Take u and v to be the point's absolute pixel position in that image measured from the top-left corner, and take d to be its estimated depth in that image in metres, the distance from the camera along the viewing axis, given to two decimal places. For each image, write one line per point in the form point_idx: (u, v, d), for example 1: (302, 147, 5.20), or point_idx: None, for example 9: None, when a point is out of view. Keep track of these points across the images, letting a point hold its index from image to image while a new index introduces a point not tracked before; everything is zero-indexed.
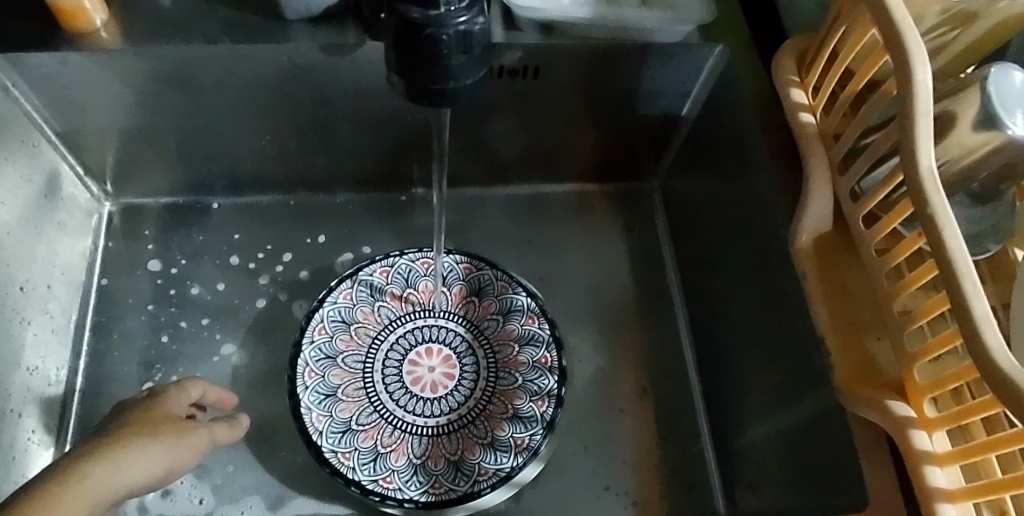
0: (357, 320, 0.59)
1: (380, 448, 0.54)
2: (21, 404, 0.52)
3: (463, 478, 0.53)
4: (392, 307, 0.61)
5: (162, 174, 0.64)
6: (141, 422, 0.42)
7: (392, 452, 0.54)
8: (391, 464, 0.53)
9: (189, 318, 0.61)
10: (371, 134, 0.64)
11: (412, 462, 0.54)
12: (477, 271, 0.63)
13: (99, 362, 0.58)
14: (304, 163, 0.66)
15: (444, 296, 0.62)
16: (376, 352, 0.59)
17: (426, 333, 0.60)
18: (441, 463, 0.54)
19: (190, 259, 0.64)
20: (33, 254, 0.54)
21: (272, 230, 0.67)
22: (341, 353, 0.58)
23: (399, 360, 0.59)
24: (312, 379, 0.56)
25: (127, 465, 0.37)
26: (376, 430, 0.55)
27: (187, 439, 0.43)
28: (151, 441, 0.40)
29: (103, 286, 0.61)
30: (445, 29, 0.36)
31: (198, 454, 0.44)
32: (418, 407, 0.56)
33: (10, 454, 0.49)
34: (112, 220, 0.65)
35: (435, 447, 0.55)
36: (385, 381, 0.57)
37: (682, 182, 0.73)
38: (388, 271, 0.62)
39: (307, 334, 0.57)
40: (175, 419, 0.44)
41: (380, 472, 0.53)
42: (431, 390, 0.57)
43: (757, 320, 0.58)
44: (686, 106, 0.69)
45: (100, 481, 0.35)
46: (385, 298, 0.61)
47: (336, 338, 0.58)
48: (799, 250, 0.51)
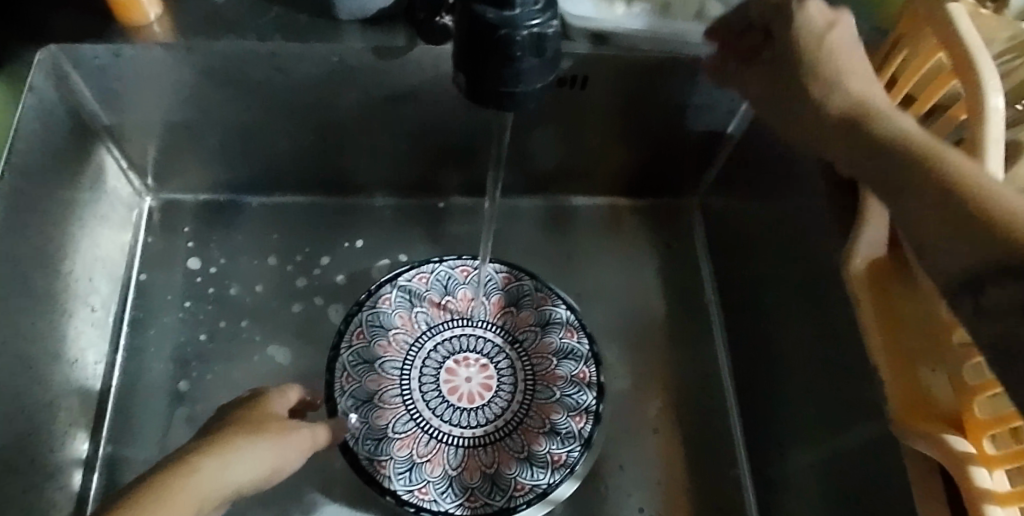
0: (394, 326, 0.59)
1: (416, 457, 0.53)
2: (64, 399, 0.51)
3: (499, 493, 0.52)
4: (429, 314, 0.60)
5: (204, 171, 0.64)
6: (242, 423, 0.41)
7: (427, 463, 0.53)
8: (427, 475, 0.52)
9: (226, 317, 0.61)
10: (414, 139, 0.63)
11: (447, 473, 0.53)
12: (516, 282, 0.62)
13: (136, 358, 0.58)
14: (343, 166, 0.65)
15: (482, 305, 0.61)
16: (413, 359, 0.58)
17: (464, 342, 0.59)
18: (477, 476, 0.53)
19: (228, 258, 0.64)
20: (77, 244, 0.54)
21: (310, 232, 0.66)
22: (379, 359, 0.57)
23: (435, 368, 0.58)
24: (350, 384, 0.55)
25: (230, 464, 0.37)
26: (412, 439, 0.54)
27: (288, 437, 0.42)
28: (254, 442, 0.39)
29: (142, 280, 0.61)
30: (519, 31, 0.36)
31: (302, 454, 0.44)
32: (456, 417, 0.56)
33: (48, 447, 0.49)
34: (151, 215, 0.65)
35: (471, 459, 0.54)
36: (422, 389, 0.56)
37: (723, 200, 0.72)
38: (427, 278, 0.61)
39: (345, 338, 0.57)
40: (276, 419, 0.43)
41: (416, 482, 0.52)
42: (468, 400, 0.56)
43: (800, 345, 0.57)
44: (731, 124, 0.68)
45: (201, 481, 0.34)
46: (423, 304, 0.60)
47: (374, 342, 0.57)
48: (852, 274, 0.50)
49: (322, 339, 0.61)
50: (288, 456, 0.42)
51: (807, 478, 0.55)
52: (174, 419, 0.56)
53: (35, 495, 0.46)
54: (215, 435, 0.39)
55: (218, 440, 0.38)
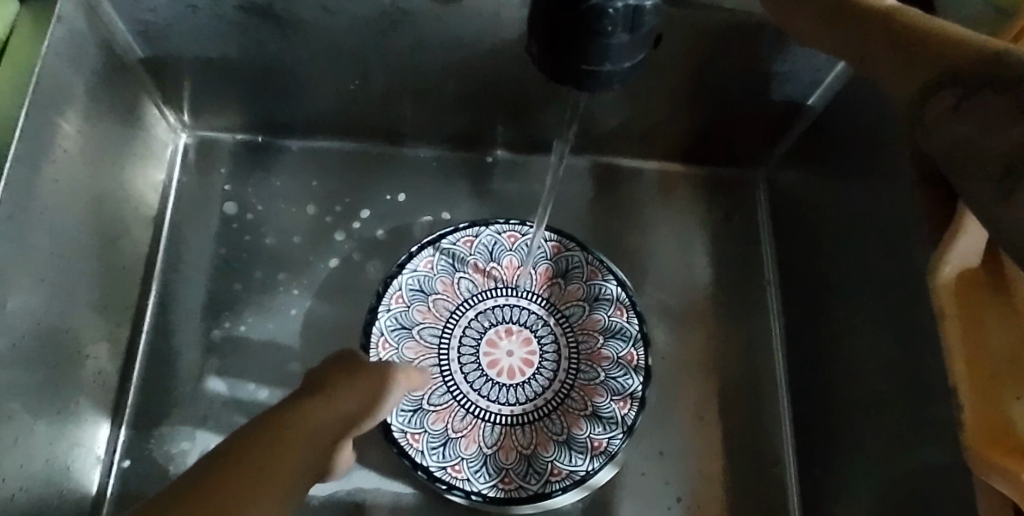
0: (435, 291, 0.56)
1: (451, 432, 0.51)
2: (96, 345, 0.50)
3: (534, 476, 0.51)
4: (472, 280, 0.57)
5: (240, 109, 0.60)
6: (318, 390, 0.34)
7: (462, 439, 0.51)
8: (461, 452, 0.51)
9: (261, 267, 0.59)
10: (465, 92, 0.58)
11: (483, 450, 0.51)
12: (565, 253, 0.59)
13: (170, 304, 0.57)
14: (388, 114, 0.60)
15: (528, 275, 0.58)
16: (453, 328, 0.55)
17: (507, 313, 0.57)
18: (512, 456, 0.51)
19: (265, 204, 0.61)
20: (107, 186, 0.52)
21: (350, 181, 0.63)
22: (417, 325, 0.55)
23: (475, 339, 0.55)
24: (386, 350, 0.53)
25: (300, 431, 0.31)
26: (448, 412, 0.52)
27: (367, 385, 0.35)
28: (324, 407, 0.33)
29: (176, 222, 0.60)
30: (614, 2, 0.30)
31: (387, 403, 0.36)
32: (494, 393, 0.54)
33: (77, 397, 0.48)
34: (187, 152, 0.62)
35: (508, 438, 0.52)
36: (460, 361, 0.54)
37: (792, 177, 0.66)
38: (472, 242, 0.58)
39: (384, 301, 0.54)
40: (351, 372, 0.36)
41: (449, 459, 0.50)
42: (508, 376, 0.54)
43: (865, 349, 0.53)
44: (814, 95, 0.60)
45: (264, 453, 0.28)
46: (466, 269, 0.57)
47: (413, 307, 0.55)
48: (938, 284, 0.44)
49: (357, 296, 0.59)
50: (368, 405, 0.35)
51: (854, 489, 0.52)
52: (207, 367, 0.55)
53: (61, 446, 0.46)
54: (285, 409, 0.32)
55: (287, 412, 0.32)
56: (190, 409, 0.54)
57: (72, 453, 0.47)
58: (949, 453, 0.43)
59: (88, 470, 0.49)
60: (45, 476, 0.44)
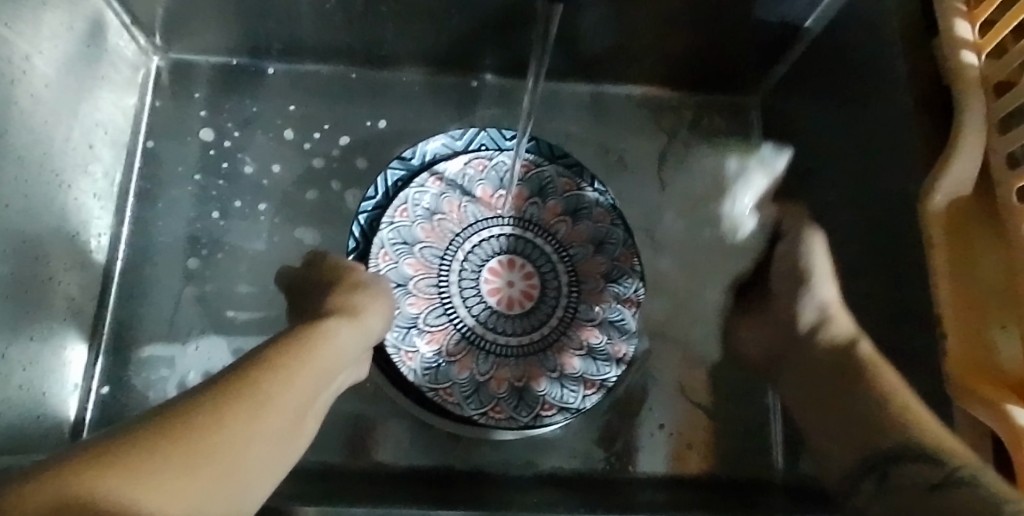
0: (440, 212, 0.55)
1: (444, 355, 0.52)
2: (66, 273, 0.49)
3: (524, 409, 0.51)
4: (478, 206, 0.56)
5: (212, 30, 0.57)
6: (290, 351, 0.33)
7: (455, 364, 0.52)
8: (453, 376, 0.51)
9: (239, 195, 0.57)
10: (447, 13, 0.55)
11: (474, 378, 0.52)
12: (577, 190, 0.57)
13: (147, 232, 0.56)
14: (367, 35, 0.58)
15: (534, 207, 0.57)
16: (453, 255, 0.55)
17: (509, 243, 0.56)
18: (503, 387, 0.52)
19: (242, 130, 0.59)
20: (75, 111, 0.50)
21: (332, 106, 0.61)
22: (420, 243, 0.54)
23: (476, 269, 0.55)
24: (385, 263, 0.52)
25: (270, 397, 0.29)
26: (443, 335, 0.53)
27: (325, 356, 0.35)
28: (294, 376, 0.31)
29: (149, 148, 0.58)
30: None
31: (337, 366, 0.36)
32: (494, 323, 0.54)
33: (48, 325, 0.47)
34: (160, 76, 0.60)
35: (500, 370, 0.52)
36: (460, 286, 0.54)
37: (787, 106, 0.64)
38: (485, 165, 0.57)
39: (387, 214, 0.53)
40: (325, 345, 0.35)
41: (441, 382, 0.51)
42: (508, 306, 0.54)
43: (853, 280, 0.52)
44: (812, 16, 0.57)
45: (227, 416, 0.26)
46: (474, 194, 0.56)
47: (416, 224, 0.54)
48: (929, 213, 0.43)
49: (338, 225, 0.58)
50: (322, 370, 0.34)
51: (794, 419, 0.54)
52: (186, 295, 0.54)
53: (34, 371, 0.46)
54: (259, 364, 0.31)
55: (261, 370, 0.30)
56: (168, 336, 0.53)
57: (48, 379, 0.47)
58: (930, 382, 0.43)
59: (66, 396, 0.49)
60: (20, 401, 0.44)
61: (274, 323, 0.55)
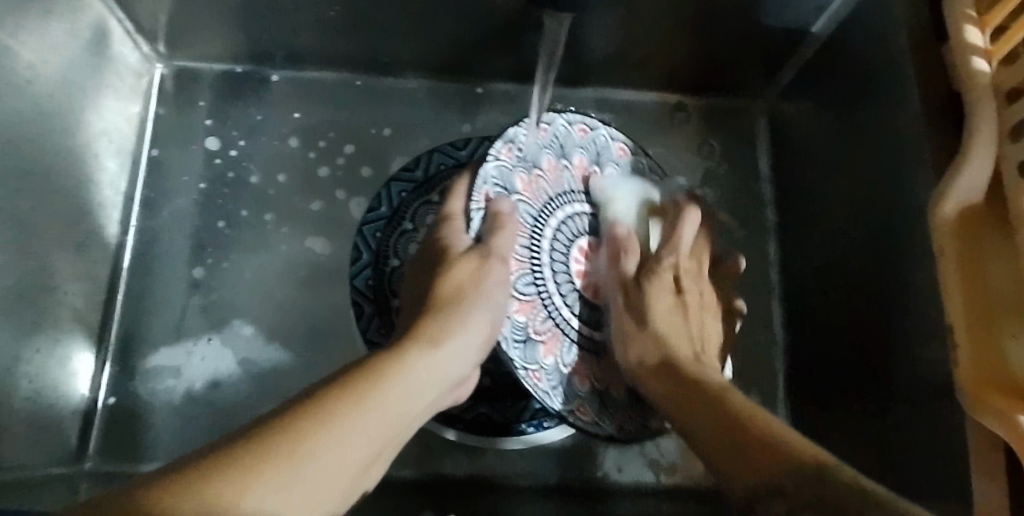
0: (539, 166, 0.44)
1: (533, 334, 0.42)
2: (71, 285, 0.49)
3: (608, 415, 0.44)
4: (574, 174, 0.47)
5: (216, 38, 0.57)
6: (382, 380, 0.34)
7: (544, 345, 0.42)
8: (541, 359, 0.42)
9: (244, 204, 0.57)
10: (450, 21, 0.55)
11: (562, 366, 0.43)
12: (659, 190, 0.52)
13: (152, 242, 0.56)
14: (370, 42, 0.57)
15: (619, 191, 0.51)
16: (544, 225, 0.45)
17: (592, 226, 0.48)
18: (587, 386, 0.44)
19: (247, 138, 0.59)
20: (79, 122, 0.50)
21: (335, 113, 0.60)
22: (517, 195, 0.42)
23: (565, 249, 0.46)
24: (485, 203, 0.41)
25: (351, 430, 0.30)
26: (533, 308, 0.43)
27: (412, 391, 0.36)
28: (378, 409, 0.32)
29: (153, 156, 0.58)
30: None
31: (422, 399, 0.37)
32: (580, 311, 0.46)
33: (54, 338, 0.47)
34: (164, 84, 0.59)
35: (584, 364, 0.45)
36: (549, 265, 0.45)
37: (794, 111, 0.63)
38: (587, 132, 0.48)
39: (494, 148, 0.41)
40: (414, 379, 0.36)
41: (531, 363, 0.41)
42: (591, 294, 0.47)
43: (862, 289, 0.52)
44: (818, 22, 0.57)
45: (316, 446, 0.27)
46: (571, 158, 0.47)
47: (518, 171, 0.43)
48: (938, 221, 0.42)
49: (344, 234, 0.57)
50: (407, 403, 0.35)
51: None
52: (192, 305, 0.54)
53: (41, 384, 0.46)
54: (352, 393, 0.32)
55: (353, 401, 0.31)
56: (174, 347, 0.53)
57: (55, 391, 0.47)
58: (941, 393, 0.42)
59: (73, 408, 0.49)
60: (27, 415, 0.44)
61: (280, 333, 0.54)
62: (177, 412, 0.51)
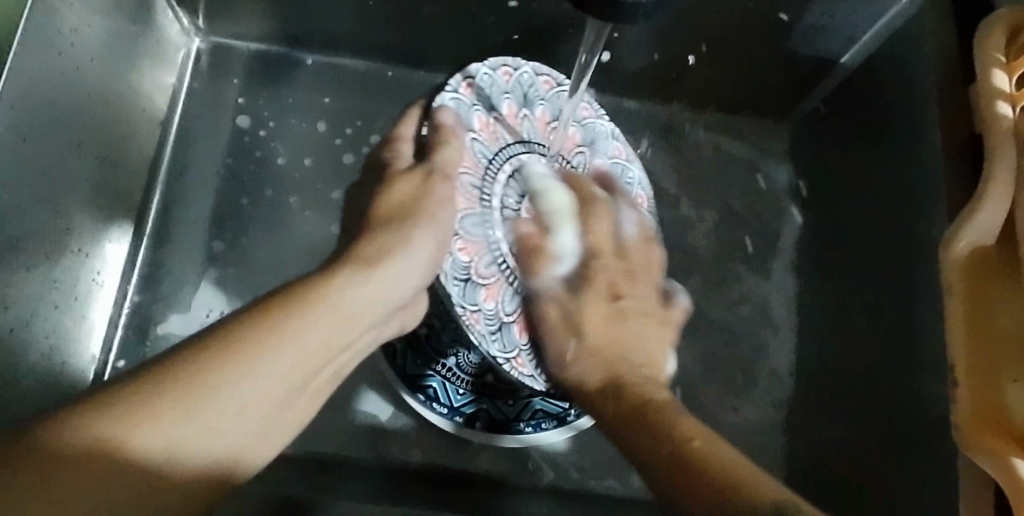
0: (498, 112, 0.46)
1: (475, 275, 0.41)
2: (95, 246, 0.51)
3: (542, 368, 0.44)
4: (535, 125, 0.48)
5: (256, 17, 0.58)
6: (307, 302, 0.31)
7: (484, 288, 0.41)
8: (481, 301, 0.41)
9: (267, 182, 0.58)
10: (487, 19, 0.56)
11: (500, 313, 0.42)
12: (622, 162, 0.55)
13: (174, 211, 0.57)
14: (405, 34, 0.58)
15: (580, 158, 0.52)
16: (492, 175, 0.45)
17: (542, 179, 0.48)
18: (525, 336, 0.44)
19: (277, 119, 0.60)
20: (115, 88, 0.51)
21: (365, 101, 0.61)
22: (472, 133, 0.44)
23: (516, 197, 0.46)
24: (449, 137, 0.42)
25: (262, 358, 0.27)
26: (476, 248, 0.42)
27: (347, 317, 0.32)
28: (301, 333, 0.29)
29: (183, 128, 0.59)
30: None
31: (359, 328, 0.34)
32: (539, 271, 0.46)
33: (73, 296, 0.49)
34: (199, 58, 0.60)
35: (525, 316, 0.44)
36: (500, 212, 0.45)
37: (817, 140, 0.63)
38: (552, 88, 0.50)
39: (452, 82, 0.43)
40: (350, 304, 0.33)
41: (470, 299, 0.40)
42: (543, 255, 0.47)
43: (871, 322, 0.52)
44: (849, 53, 0.57)
45: (213, 377, 0.25)
46: (534, 112, 0.48)
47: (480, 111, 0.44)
48: (949, 259, 0.43)
49: None
50: (339, 333, 0.32)
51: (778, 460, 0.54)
52: (207, 277, 0.55)
53: (57, 340, 0.47)
54: (258, 309, 0.29)
55: (263, 321, 0.28)
56: (188, 316, 0.54)
57: (69, 350, 0.49)
58: (942, 432, 0.42)
59: (85, 367, 0.50)
60: (42, 370, 0.45)
61: None
62: None
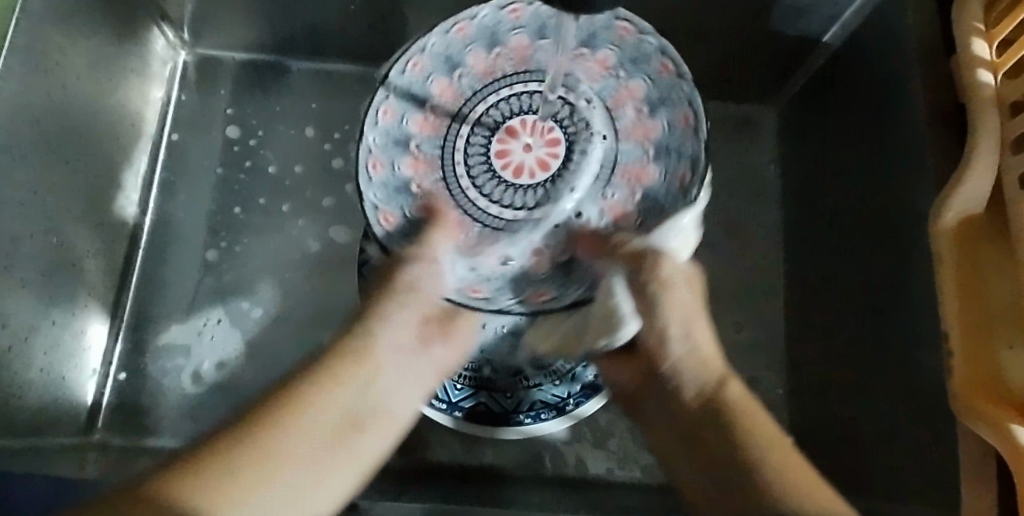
0: (411, 135, 0.49)
1: (430, 219, 0.48)
2: (90, 261, 0.52)
3: (508, 291, 0.49)
4: (511, 57, 0.50)
5: (239, 26, 0.59)
6: (342, 363, 0.41)
7: (434, 227, 0.48)
8: (421, 237, 0.48)
9: (258, 189, 0.58)
10: (469, 15, 0.56)
11: (462, 248, 0.48)
12: (635, 36, 0.47)
13: (168, 222, 0.57)
14: (388, 35, 0.59)
15: (542, 54, 0.49)
16: (470, 112, 0.50)
17: (523, 104, 0.51)
18: (495, 262, 0.49)
19: (266, 126, 0.60)
20: (102, 106, 0.52)
21: (352, 105, 0.61)
22: (432, 100, 0.49)
23: (488, 132, 0.51)
24: (388, 119, 0.48)
25: (309, 417, 0.37)
26: (436, 197, 0.49)
27: (399, 393, 0.42)
28: (332, 394, 0.39)
29: (173, 140, 0.59)
30: None
31: (415, 385, 0.44)
32: (499, 188, 0.50)
33: (69, 310, 0.49)
34: (187, 70, 0.61)
35: (491, 241, 0.50)
36: (466, 153, 0.50)
37: (804, 119, 0.63)
38: (519, 14, 0.49)
39: (400, 64, 0.48)
40: (383, 362, 0.42)
41: (412, 240, 0.48)
42: (515, 174, 0.51)
43: (866, 297, 0.52)
44: (831, 30, 0.57)
45: (288, 450, 0.35)
46: (508, 43, 0.49)
47: (431, 79, 0.49)
48: (938, 229, 0.43)
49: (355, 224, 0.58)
50: (390, 402, 0.42)
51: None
52: (204, 285, 0.56)
53: (54, 355, 0.48)
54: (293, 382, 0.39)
55: (307, 393, 0.38)
56: (187, 325, 0.55)
57: (68, 363, 0.49)
58: (940, 400, 0.42)
59: (85, 380, 0.51)
60: (39, 384, 0.46)
61: (288, 317, 0.55)
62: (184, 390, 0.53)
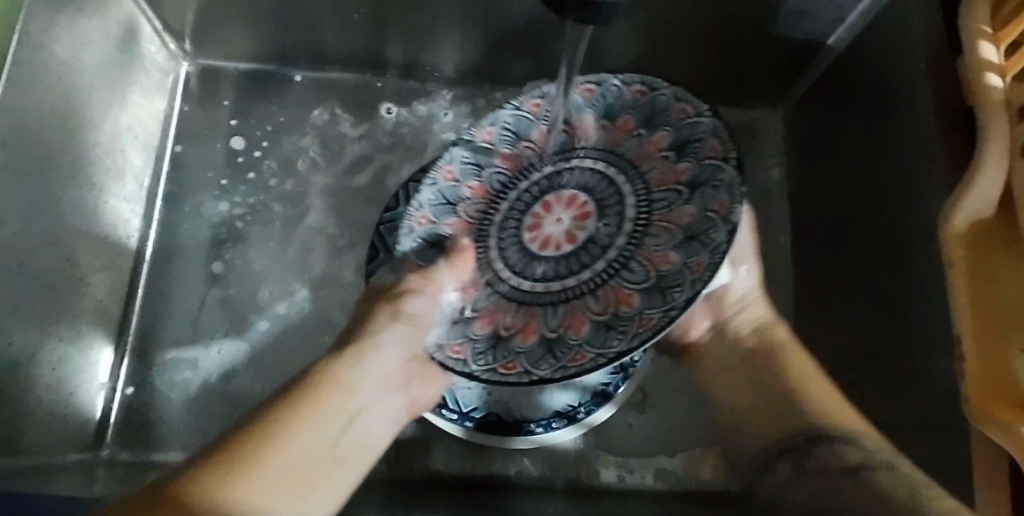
0: (463, 197, 0.49)
1: (500, 333, 0.44)
2: (97, 275, 0.51)
3: (548, 361, 0.40)
4: (535, 149, 0.50)
5: (242, 37, 0.58)
6: (318, 386, 0.35)
7: (477, 320, 0.44)
8: (471, 333, 0.44)
9: (263, 200, 0.58)
10: (473, 24, 0.56)
11: (497, 332, 0.44)
12: (649, 94, 0.46)
13: (172, 234, 0.57)
14: (392, 43, 0.58)
15: (562, 138, 0.49)
16: (505, 196, 0.49)
17: (574, 179, 0.48)
18: (534, 338, 0.43)
19: (269, 136, 0.60)
20: (105, 118, 0.52)
21: (355, 114, 0.61)
22: (463, 200, 0.49)
23: (523, 208, 0.49)
24: (422, 224, 0.48)
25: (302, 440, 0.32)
26: (493, 314, 0.45)
27: (372, 423, 0.37)
28: (321, 422, 0.33)
29: (176, 152, 0.59)
30: None
31: (386, 425, 0.39)
32: (537, 267, 0.46)
33: (76, 324, 0.49)
34: (189, 81, 0.61)
35: (573, 316, 0.43)
36: (499, 234, 0.48)
37: (808, 121, 0.63)
38: (536, 106, 0.50)
39: (431, 175, 0.49)
40: (363, 394, 0.37)
41: (454, 338, 0.44)
42: (548, 245, 0.47)
43: (876, 302, 0.52)
44: (836, 33, 0.57)
45: (278, 471, 0.30)
46: (529, 136, 0.50)
47: (462, 184, 0.49)
48: (949, 231, 0.43)
49: (360, 234, 0.58)
50: (367, 432, 0.37)
51: None
52: (210, 297, 0.55)
53: (63, 370, 0.48)
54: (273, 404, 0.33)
55: (287, 410, 0.33)
56: (193, 337, 0.54)
57: (76, 378, 0.49)
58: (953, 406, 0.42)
59: (93, 395, 0.51)
60: (47, 400, 0.46)
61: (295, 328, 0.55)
62: (190, 403, 0.52)
